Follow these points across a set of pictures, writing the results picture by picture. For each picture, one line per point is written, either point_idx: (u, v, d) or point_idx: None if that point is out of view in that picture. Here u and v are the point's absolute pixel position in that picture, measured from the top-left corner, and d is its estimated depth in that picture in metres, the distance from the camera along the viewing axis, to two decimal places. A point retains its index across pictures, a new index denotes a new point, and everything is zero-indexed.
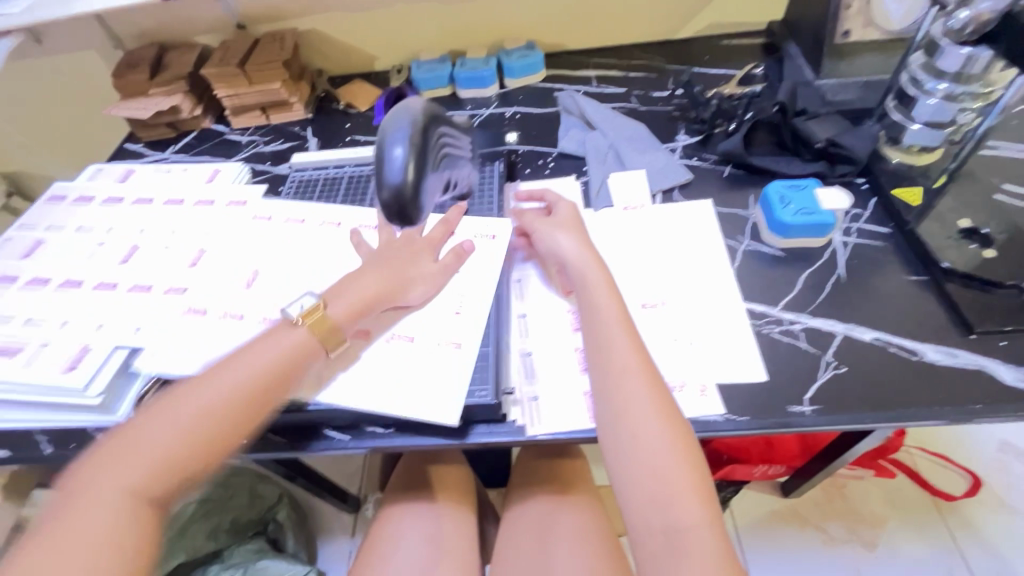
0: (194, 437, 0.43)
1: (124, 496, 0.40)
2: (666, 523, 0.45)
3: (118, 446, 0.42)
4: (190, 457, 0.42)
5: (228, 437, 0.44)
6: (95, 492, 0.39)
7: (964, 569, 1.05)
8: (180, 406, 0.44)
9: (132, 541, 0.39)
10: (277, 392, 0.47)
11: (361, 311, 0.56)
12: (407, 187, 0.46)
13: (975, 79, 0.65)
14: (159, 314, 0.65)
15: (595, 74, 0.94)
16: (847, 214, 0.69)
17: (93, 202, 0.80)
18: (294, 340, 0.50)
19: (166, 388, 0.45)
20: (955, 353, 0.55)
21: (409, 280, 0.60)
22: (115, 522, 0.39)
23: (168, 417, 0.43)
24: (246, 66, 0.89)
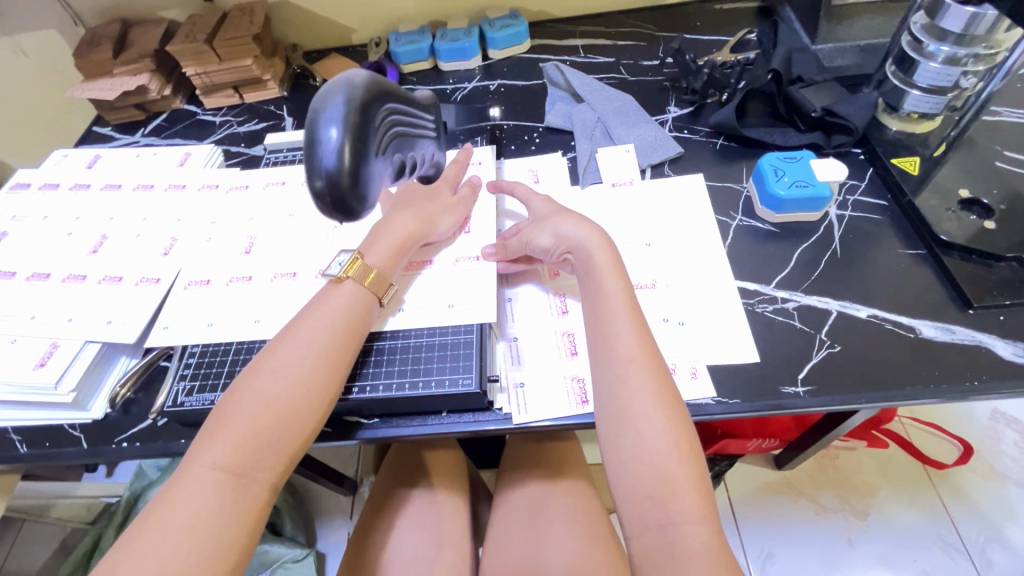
0: (265, 425, 0.46)
1: (214, 489, 0.43)
2: (662, 519, 0.44)
3: (201, 444, 0.46)
4: (264, 442, 0.46)
5: (296, 425, 0.47)
6: (187, 487, 0.43)
7: (953, 534, 1.07)
8: (248, 398, 0.47)
9: (228, 526, 0.43)
10: (341, 376, 0.51)
11: (398, 254, 0.58)
12: (345, 176, 0.38)
13: (979, 41, 0.62)
14: (129, 306, 0.63)
15: (582, 43, 0.90)
16: (843, 186, 0.67)
17: (60, 189, 0.77)
18: (346, 295, 0.54)
19: (238, 382, 0.49)
20: (953, 329, 0.54)
21: (436, 214, 0.62)
22: (210, 510, 0.43)
23: (243, 406, 0.47)
24: (214, 41, 0.85)
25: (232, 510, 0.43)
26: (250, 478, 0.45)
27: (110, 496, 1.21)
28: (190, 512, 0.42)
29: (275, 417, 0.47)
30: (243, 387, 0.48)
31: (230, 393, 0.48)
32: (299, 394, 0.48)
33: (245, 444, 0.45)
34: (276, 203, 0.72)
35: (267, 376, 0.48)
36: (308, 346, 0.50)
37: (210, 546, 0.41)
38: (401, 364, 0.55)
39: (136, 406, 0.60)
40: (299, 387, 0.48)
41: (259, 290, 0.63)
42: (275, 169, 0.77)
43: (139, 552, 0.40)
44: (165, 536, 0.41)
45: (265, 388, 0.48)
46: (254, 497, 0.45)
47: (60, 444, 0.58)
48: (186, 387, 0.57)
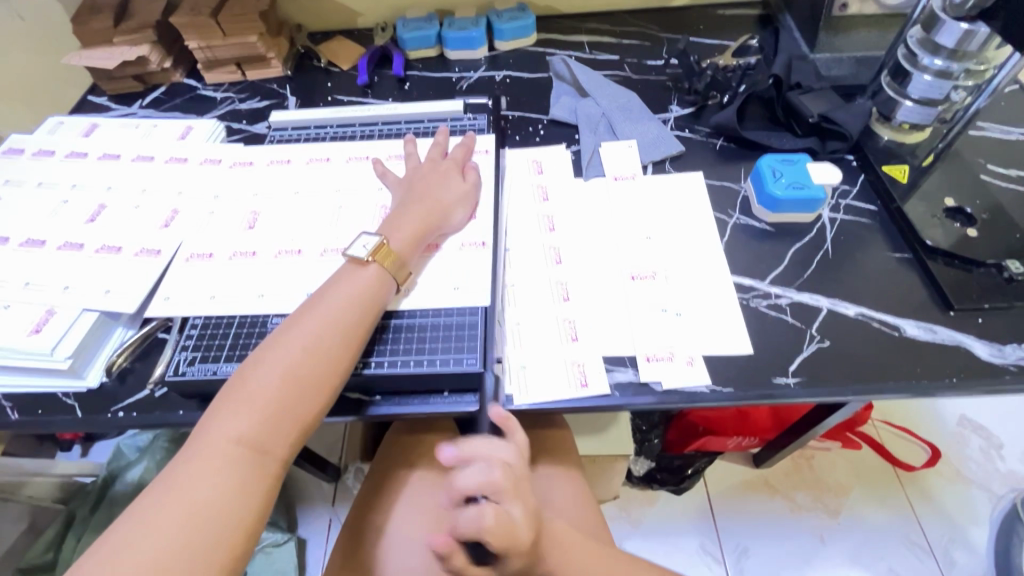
0: (283, 398, 0.47)
1: (233, 463, 0.44)
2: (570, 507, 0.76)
3: (216, 417, 0.46)
4: (281, 417, 0.47)
5: (312, 399, 0.48)
6: (201, 458, 0.44)
7: (919, 534, 1.11)
8: (266, 369, 0.48)
9: (237, 502, 0.43)
10: (354, 353, 0.52)
11: (418, 239, 0.59)
12: None
13: (970, 56, 0.66)
14: (129, 276, 0.62)
15: (588, 40, 0.91)
16: (836, 191, 0.69)
17: (55, 156, 0.75)
18: (366, 278, 0.55)
19: (256, 352, 0.50)
20: (935, 329, 0.57)
21: (450, 205, 0.63)
22: (226, 485, 0.43)
23: (261, 378, 0.48)
24: (219, 16, 0.84)
25: (249, 483, 0.44)
26: (268, 453, 0.46)
27: (84, 477, 1.18)
28: (202, 484, 0.43)
29: (290, 391, 0.48)
30: (260, 362, 0.49)
31: (245, 367, 0.49)
32: (312, 369, 0.49)
33: (263, 416, 0.46)
34: (281, 180, 0.72)
35: (284, 354, 0.49)
36: (323, 324, 0.51)
37: (221, 518, 0.42)
38: (407, 342, 0.56)
39: (132, 376, 0.59)
40: (313, 362, 0.49)
41: (262, 266, 0.63)
42: (280, 146, 0.76)
43: (152, 519, 0.41)
44: (177, 507, 0.41)
45: (279, 364, 0.48)
46: (270, 472, 0.45)
47: (52, 412, 0.57)
48: (187, 357, 0.57)
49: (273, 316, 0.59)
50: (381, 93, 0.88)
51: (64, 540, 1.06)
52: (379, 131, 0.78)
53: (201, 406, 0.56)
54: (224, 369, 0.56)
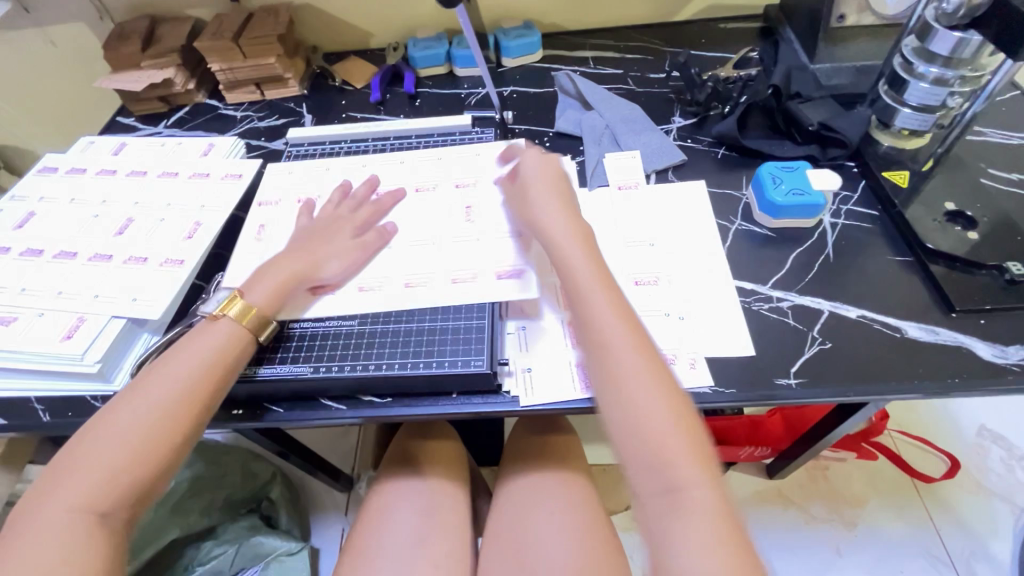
0: (138, 439, 0.46)
1: (69, 520, 0.43)
2: (665, 483, 0.43)
3: (134, 387, 0.49)
4: (139, 457, 0.46)
5: (172, 437, 0.47)
6: (119, 419, 0.47)
7: (938, 546, 1.09)
8: (132, 409, 0.47)
9: (69, 559, 0.41)
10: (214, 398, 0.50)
11: (287, 282, 0.59)
12: None
13: (965, 64, 0.67)
14: (153, 284, 0.65)
15: (592, 55, 0.94)
16: (836, 197, 0.70)
17: (86, 173, 0.80)
18: (222, 332, 0.54)
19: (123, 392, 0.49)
20: (936, 330, 0.57)
21: (323, 245, 0.62)
22: (58, 540, 0.42)
23: (126, 418, 0.47)
24: (240, 40, 0.89)
25: (83, 546, 0.42)
26: (109, 513, 0.44)
27: None
28: (52, 528, 0.42)
29: (210, 356, 0.51)
30: (191, 336, 0.53)
31: (180, 340, 0.53)
32: (165, 410, 0.48)
33: (108, 470, 0.45)
34: (298, 191, 0.75)
35: (283, 267, 0.59)
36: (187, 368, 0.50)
37: (141, 462, 0.45)
38: (415, 346, 0.58)
39: None
40: (177, 399, 0.48)
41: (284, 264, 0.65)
42: (297, 160, 0.80)
43: (60, 487, 0.44)
44: (89, 469, 0.44)
45: (212, 330, 0.53)
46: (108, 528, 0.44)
47: (82, 414, 0.60)
48: None
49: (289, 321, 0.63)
50: (393, 110, 0.91)
51: None
52: (390, 145, 0.81)
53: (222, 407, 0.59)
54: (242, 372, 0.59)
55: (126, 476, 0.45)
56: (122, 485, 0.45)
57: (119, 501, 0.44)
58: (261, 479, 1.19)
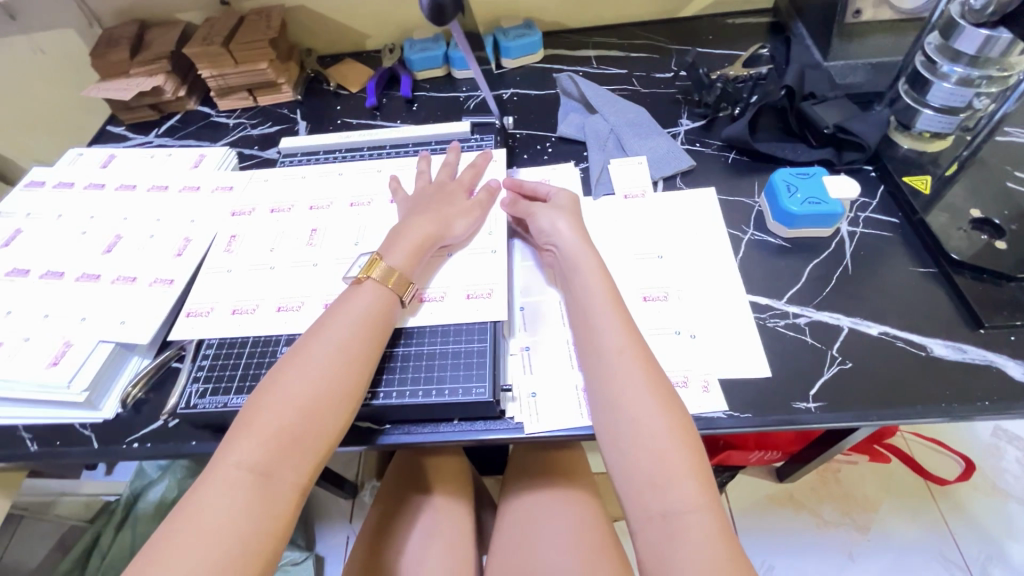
0: (291, 411, 0.46)
1: (240, 487, 0.43)
2: (665, 507, 0.43)
3: (291, 355, 0.50)
4: (298, 431, 0.46)
5: (325, 407, 0.47)
6: (291, 384, 0.48)
7: (954, 550, 1.07)
8: (295, 378, 0.48)
9: (241, 522, 0.42)
10: (362, 374, 0.50)
11: (420, 249, 0.59)
12: None
13: (992, 63, 0.63)
14: (143, 306, 0.63)
15: (595, 54, 0.91)
16: (854, 203, 0.67)
17: (74, 187, 0.77)
18: (368, 294, 0.54)
19: (282, 361, 0.50)
20: (963, 348, 0.54)
21: (452, 216, 0.63)
22: (231, 507, 0.42)
23: (288, 386, 0.48)
24: (230, 45, 0.86)
25: (256, 507, 0.43)
26: (276, 477, 0.44)
27: (109, 495, 1.20)
28: (232, 495, 0.43)
29: (369, 320, 0.53)
30: (340, 302, 0.54)
31: (333, 305, 0.54)
32: (324, 382, 0.48)
33: (269, 441, 0.45)
34: (292, 205, 0.72)
35: (418, 230, 0.60)
36: (341, 338, 0.51)
37: (310, 426, 0.46)
38: (414, 372, 0.55)
39: (146, 407, 0.60)
40: (338, 367, 0.49)
41: (281, 279, 0.64)
42: (290, 171, 0.77)
43: (234, 450, 0.44)
44: (260, 433, 0.45)
45: (363, 293, 0.54)
46: (281, 498, 0.44)
47: (70, 443, 0.58)
48: (199, 390, 0.57)
49: (283, 345, 0.59)
50: (390, 115, 0.88)
51: (88, 559, 1.08)
52: (386, 154, 0.78)
53: (214, 435, 0.57)
54: (234, 401, 0.56)
55: (300, 439, 0.46)
56: (297, 447, 0.45)
57: (293, 464, 0.45)
58: None
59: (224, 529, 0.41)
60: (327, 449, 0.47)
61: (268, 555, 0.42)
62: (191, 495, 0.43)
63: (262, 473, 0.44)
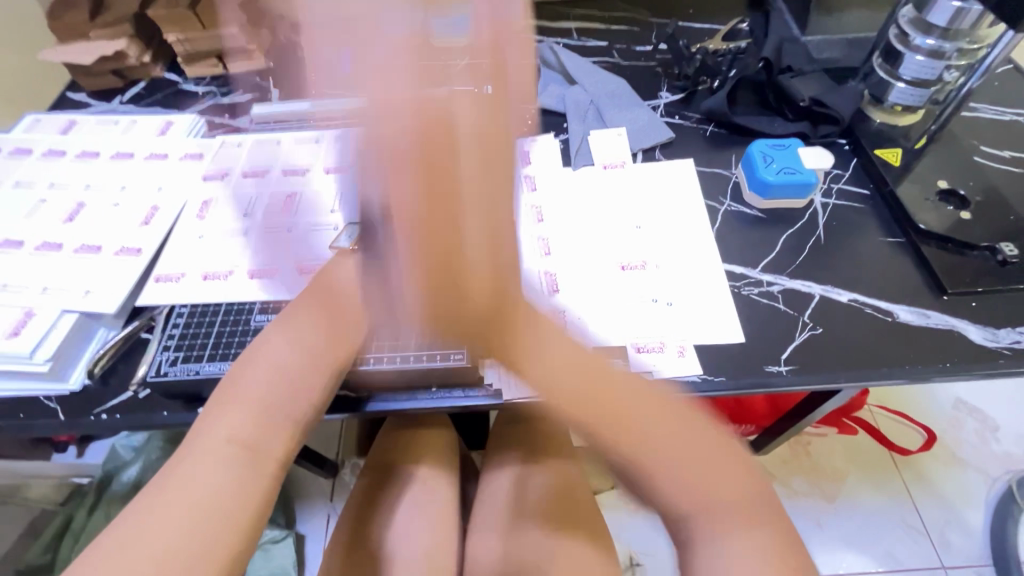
0: (277, 386, 0.47)
1: (227, 459, 0.43)
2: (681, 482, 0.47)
3: (268, 332, 0.50)
4: (283, 407, 0.47)
5: (310, 384, 0.48)
6: (272, 359, 0.48)
7: (915, 516, 1.12)
8: (278, 351, 0.49)
9: (232, 496, 0.41)
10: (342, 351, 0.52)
11: None
12: None
13: (963, 35, 0.64)
14: (110, 275, 0.61)
15: (576, 26, 0.89)
16: (828, 175, 0.68)
17: (32, 155, 0.74)
18: (346, 269, 0.55)
19: (261, 339, 0.50)
20: (928, 314, 0.56)
21: None
22: (219, 480, 0.42)
23: (272, 359, 0.48)
24: (197, 8, 0.82)
25: (244, 480, 0.42)
26: (263, 449, 0.45)
27: (80, 478, 1.16)
28: (217, 471, 0.42)
29: (349, 295, 0.54)
30: (321, 277, 0.55)
31: (314, 279, 0.55)
32: (308, 360, 0.49)
33: (257, 415, 0.45)
34: (263, 174, 0.70)
35: (389, 200, 0.60)
36: (324, 316, 0.52)
37: (296, 400, 0.47)
38: (392, 340, 0.56)
39: (115, 378, 0.58)
40: (322, 344, 0.50)
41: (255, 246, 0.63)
42: (260, 140, 0.74)
43: (219, 424, 0.44)
44: (245, 408, 0.45)
45: (342, 270, 0.55)
46: (269, 469, 0.44)
47: (35, 415, 0.56)
48: (169, 358, 0.56)
49: (257, 313, 0.59)
50: None
51: (60, 542, 1.05)
52: None
53: (185, 406, 0.55)
54: (207, 369, 0.56)
55: (286, 411, 0.47)
56: (283, 419, 0.46)
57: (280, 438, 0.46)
58: None
59: (212, 501, 0.41)
60: (308, 421, 0.48)
61: (253, 530, 0.42)
62: (168, 471, 0.42)
63: (250, 446, 0.44)
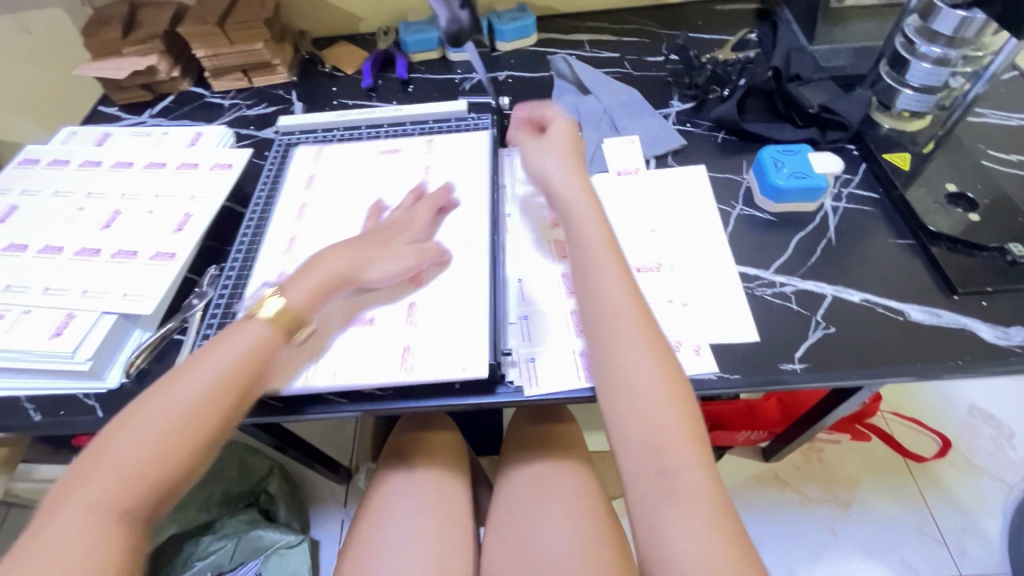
0: (159, 438, 0.41)
1: (90, 525, 0.38)
2: (659, 466, 0.45)
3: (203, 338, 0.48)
4: (164, 458, 0.41)
5: (181, 434, 0.42)
6: (199, 366, 0.45)
7: (931, 523, 1.11)
8: (166, 401, 0.43)
9: (84, 564, 0.37)
10: (228, 398, 0.45)
11: (320, 293, 0.54)
12: (455, 22, 0.64)
13: (968, 43, 0.66)
14: (145, 279, 0.64)
15: (588, 38, 0.92)
16: (837, 180, 0.70)
17: (69, 165, 0.77)
18: (250, 331, 0.48)
19: (142, 395, 0.44)
20: (939, 313, 0.57)
21: (371, 261, 0.59)
22: (70, 548, 0.37)
23: (162, 409, 0.43)
24: (226, 25, 0.86)
25: (80, 548, 0.37)
26: (131, 511, 0.39)
27: None
28: (43, 544, 0.37)
29: (248, 351, 0.47)
30: (224, 332, 0.49)
31: (214, 336, 0.49)
32: (171, 413, 0.42)
33: (126, 475, 0.40)
34: (291, 182, 0.73)
35: (328, 267, 0.56)
36: (216, 365, 0.45)
37: (159, 453, 0.41)
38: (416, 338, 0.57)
39: (150, 377, 0.60)
40: (205, 393, 0.44)
41: (284, 249, 0.66)
42: (287, 150, 0.77)
43: (89, 489, 0.39)
44: (112, 468, 0.40)
45: (246, 329, 0.49)
46: (127, 531, 0.39)
47: (74, 412, 0.58)
48: None
49: None
50: (386, 96, 0.89)
51: None
52: (384, 132, 0.79)
53: None
54: None
55: (151, 468, 0.41)
56: (152, 476, 0.40)
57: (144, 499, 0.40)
58: (258, 473, 1.19)
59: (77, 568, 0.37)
60: (180, 474, 0.42)
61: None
62: (73, 482, 0.40)
63: (113, 510, 0.39)
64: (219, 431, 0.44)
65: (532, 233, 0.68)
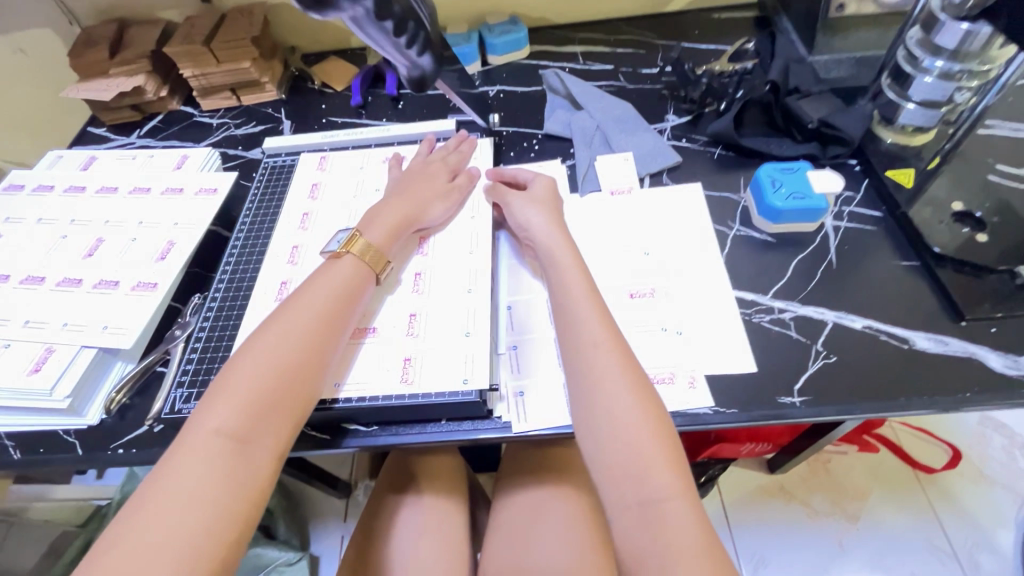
0: (269, 375, 0.46)
1: (216, 451, 0.42)
2: (643, 497, 0.44)
3: (247, 342, 0.48)
4: (281, 391, 0.46)
5: (293, 373, 0.47)
6: (296, 309, 0.51)
7: (941, 538, 1.08)
8: (275, 339, 0.48)
9: (216, 491, 0.40)
10: (326, 344, 0.50)
11: (396, 231, 0.60)
12: (418, 69, 0.65)
13: (972, 56, 0.64)
14: (126, 311, 0.62)
15: (582, 50, 0.90)
16: (839, 198, 0.67)
17: (54, 191, 0.76)
18: (341, 268, 0.55)
19: (251, 334, 0.49)
20: (946, 341, 0.55)
21: (428, 199, 0.64)
22: (202, 472, 0.41)
23: (270, 347, 0.47)
24: (212, 43, 0.85)
25: (221, 473, 0.41)
26: (255, 442, 0.43)
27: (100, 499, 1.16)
28: (181, 475, 0.40)
29: (344, 289, 0.54)
30: (316, 273, 0.55)
31: (311, 275, 0.55)
32: (287, 354, 0.47)
33: (249, 405, 0.44)
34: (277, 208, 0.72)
35: (394, 211, 0.61)
36: (309, 309, 0.51)
37: (282, 386, 0.46)
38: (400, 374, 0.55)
39: (132, 412, 0.59)
40: (305, 334, 0.49)
41: (269, 277, 0.64)
42: (273, 173, 0.76)
43: (212, 416, 0.43)
44: (233, 397, 0.44)
45: (337, 267, 0.55)
46: (258, 461, 0.43)
47: (53, 450, 0.57)
48: (184, 394, 0.57)
49: None
50: (376, 113, 0.88)
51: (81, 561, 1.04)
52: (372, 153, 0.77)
53: None
54: None
55: (276, 401, 0.45)
56: (276, 411, 0.45)
57: (272, 430, 0.44)
58: None
59: (197, 497, 0.40)
60: (301, 411, 0.47)
61: (244, 525, 0.41)
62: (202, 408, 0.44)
63: (239, 439, 0.43)
64: (310, 370, 0.48)
65: (522, 259, 0.66)
